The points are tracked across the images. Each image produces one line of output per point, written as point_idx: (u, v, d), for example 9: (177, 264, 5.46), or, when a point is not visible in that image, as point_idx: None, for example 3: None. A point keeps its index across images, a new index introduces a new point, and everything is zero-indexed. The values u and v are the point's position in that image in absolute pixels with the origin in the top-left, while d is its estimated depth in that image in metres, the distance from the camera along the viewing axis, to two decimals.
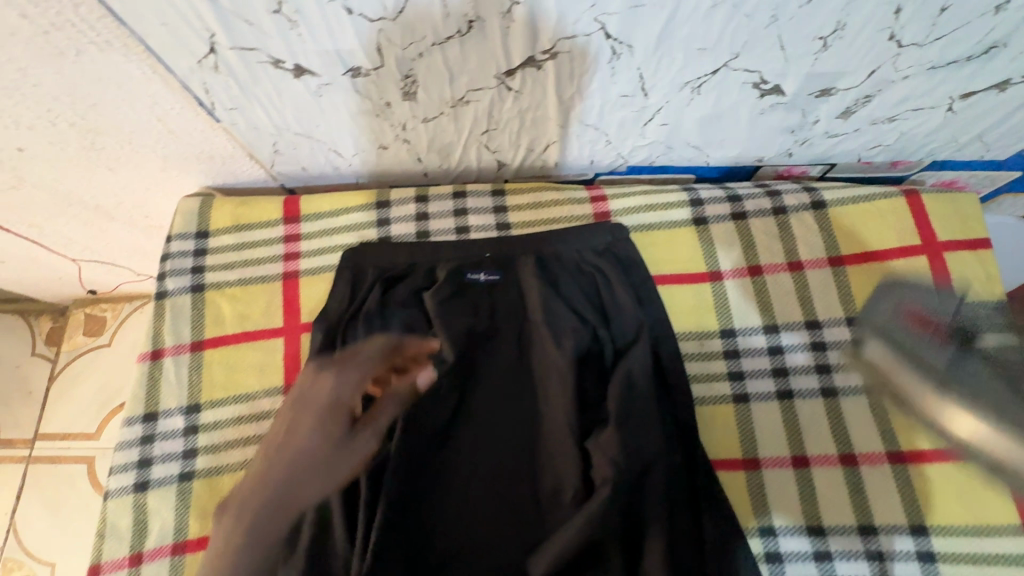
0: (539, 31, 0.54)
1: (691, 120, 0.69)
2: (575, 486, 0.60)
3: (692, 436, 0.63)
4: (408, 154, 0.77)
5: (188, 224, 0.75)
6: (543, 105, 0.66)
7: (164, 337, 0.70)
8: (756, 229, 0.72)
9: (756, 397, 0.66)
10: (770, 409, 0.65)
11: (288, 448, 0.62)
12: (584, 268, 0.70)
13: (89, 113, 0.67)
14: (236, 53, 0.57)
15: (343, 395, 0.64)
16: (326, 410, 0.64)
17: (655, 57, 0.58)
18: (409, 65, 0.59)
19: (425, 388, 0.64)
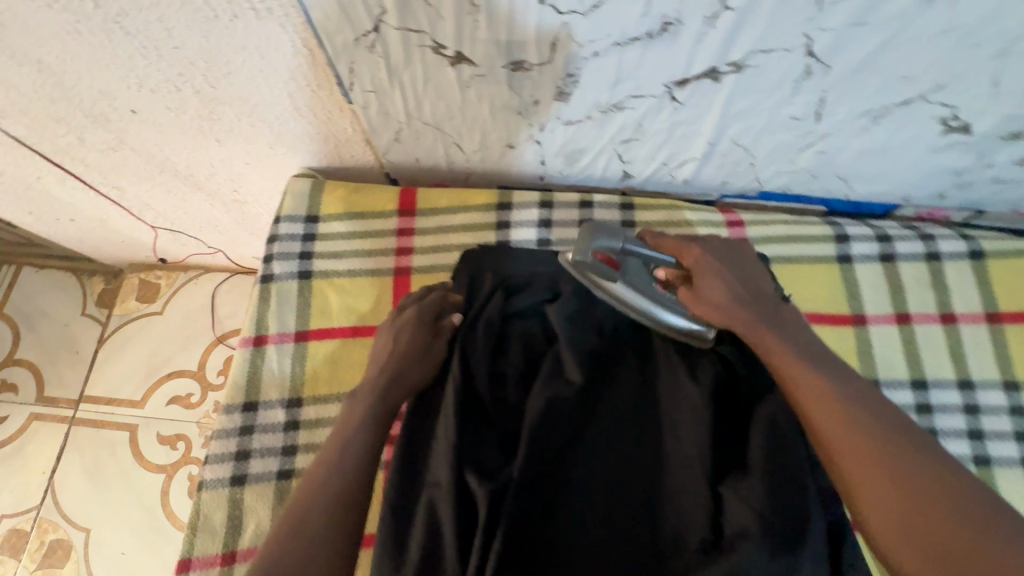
0: (737, 42, 0.49)
1: (853, 150, 0.64)
2: (703, 529, 0.54)
3: (832, 495, 0.58)
4: (533, 156, 0.73)
5: (297, 205, 0.71)
6: (700, 121, 0.62)
7: (268, 323, 0.67)
8: (904, 275, 0.67)
9: None
10: None
11: (350, 415, 0.58)
12: None
13: (219, 82, 0.64)
14: (400, 34, 0.53)
15: (401, 361, 0.62)
16: (389, 379, 0.61)
17: (850, 82, 0.53)
18: (578, 64, 0.54)
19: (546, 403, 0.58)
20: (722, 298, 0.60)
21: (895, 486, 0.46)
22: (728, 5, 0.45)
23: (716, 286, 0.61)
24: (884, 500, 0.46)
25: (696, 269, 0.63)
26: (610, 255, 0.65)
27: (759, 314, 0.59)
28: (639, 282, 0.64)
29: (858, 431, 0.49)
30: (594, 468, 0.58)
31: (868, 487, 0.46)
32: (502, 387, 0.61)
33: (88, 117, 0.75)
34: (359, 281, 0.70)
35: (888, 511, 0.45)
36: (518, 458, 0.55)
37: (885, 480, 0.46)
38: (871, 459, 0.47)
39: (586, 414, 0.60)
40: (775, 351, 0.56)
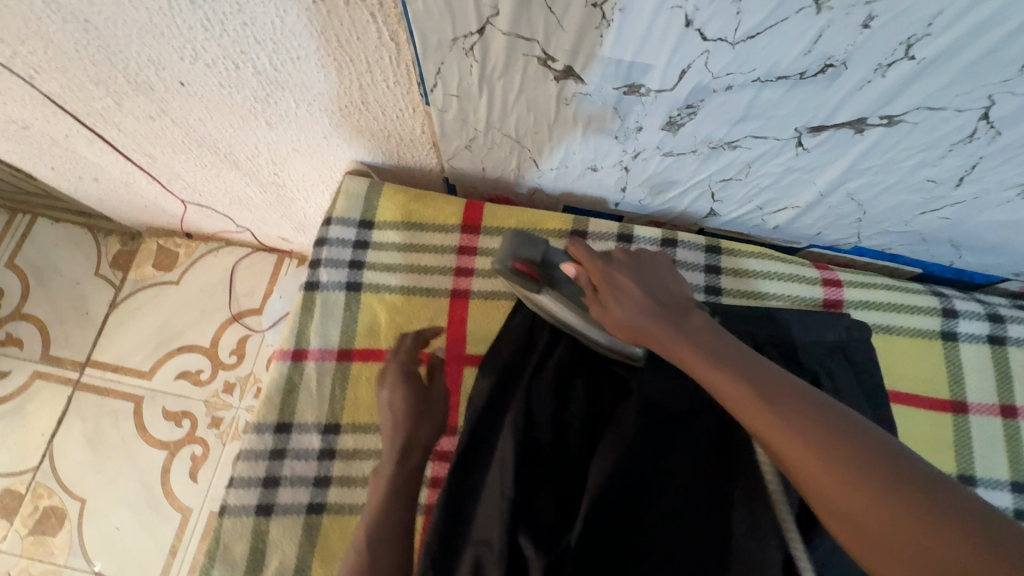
0: (902, 96, 0.42)
1: (981, 221, 0.57)
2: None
3: None
4: (615, 182, 0.66)
5: (351, 207, 0.65)
6: (820, 170, 0.55)
7: (310, 337, 0.61)
8: (1014, 361, 0.61)
9: None
10: None
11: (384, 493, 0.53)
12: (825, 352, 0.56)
13: (285, 66, 0.57)
14: (506, 40, 0.46)
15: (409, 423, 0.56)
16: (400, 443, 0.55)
17: (1015, 153, 0.46)
18: (703, 95, 0.48)
19: (609, 450, 0.53)
20: (623, 309, 0.50)
21: (843, 479, 0.35)
22: (913, 53, 0.38)
23: (633, 287, 0.51)
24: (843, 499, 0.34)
25: (602, 282, 0.52)
26: (530, 263, 0.58)
27: (661, 313, 0.49)
28: (567, 296, 0.57)
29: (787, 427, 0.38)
30: (659, 537, 0.51)
31: (819, 484, 0.35)
32: (563, 438, 0.56)
33: (131, 83, 0.69)
34: (412, 299, 0.64)
35: (848, 511, 0.34)
36: (578, 520, 0.49)
37: (828, 470, 0.35)
38: (808, 447, 0.36)
39: (651, 478, 0.54)
40: (666, 340, 0.47)
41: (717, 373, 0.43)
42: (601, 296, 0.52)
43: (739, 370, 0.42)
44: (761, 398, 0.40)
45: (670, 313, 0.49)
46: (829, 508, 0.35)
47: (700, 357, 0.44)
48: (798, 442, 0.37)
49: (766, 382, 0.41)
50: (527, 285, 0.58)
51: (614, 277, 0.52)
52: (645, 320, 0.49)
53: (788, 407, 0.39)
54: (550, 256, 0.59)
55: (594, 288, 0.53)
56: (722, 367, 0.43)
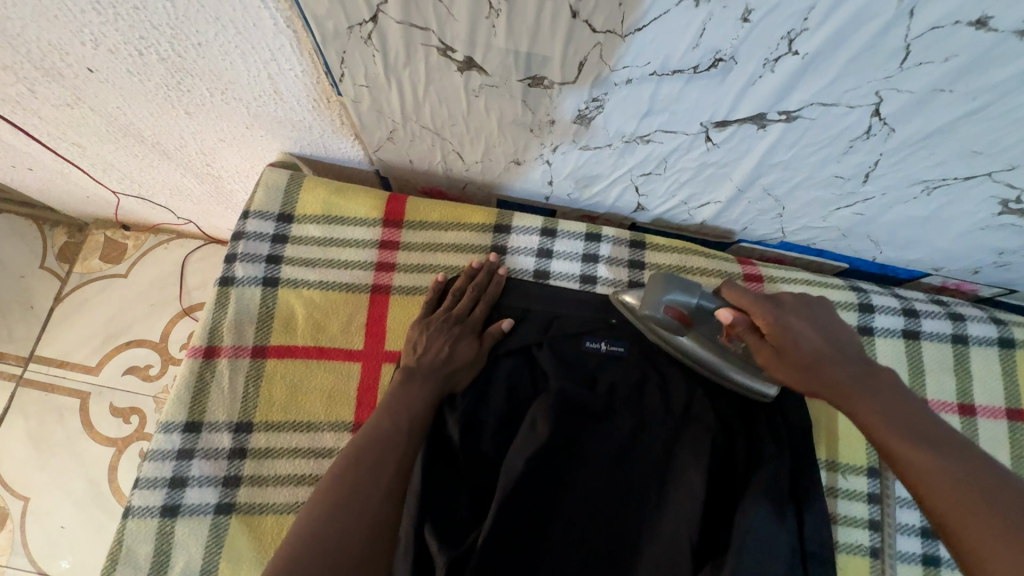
0: (794, 91, 0.42)
1: (893, 216, 0.58)
2: None
3: None
4: (541, 175, 0.65)
5: (269, 201, 0.63)
6: (733, 165, 0.54)
7: (222, 333, 0.59)
8: (926, 355, 0.62)
9: (900, 555, 0.62)
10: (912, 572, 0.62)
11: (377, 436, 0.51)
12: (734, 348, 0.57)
13: (188, 52, 0.55)
14: (401, 29, 0.45)
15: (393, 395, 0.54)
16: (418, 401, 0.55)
17: (911, 149, 0.46)
18: (606, 88, 0.47)
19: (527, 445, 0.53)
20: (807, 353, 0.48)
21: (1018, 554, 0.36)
22: (795, 49, 0.38)
23: (807, 332, 0.49)
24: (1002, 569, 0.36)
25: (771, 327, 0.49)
26: (683, 310, 0.57)
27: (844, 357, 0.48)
28: (710, 338, 0.57)
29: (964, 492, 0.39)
30: (571, 527, 0.52)
31: (985, 559, 0.37)
32: (476, 434, 0.55)
33: (38, 69, 0.66)
34: (331, 295, 0.62)
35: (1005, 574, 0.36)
36: (487, 519, 0.48)
37: (1001, 539, 0.37)
38: (988, 523, 0.38)
39: (564, 472, 0.54)
40: (849, 397, 0.47)
41: (888, 422, 0.44)
42: (772, 343, 0.49)
43: (927, 443, 0.42)
44: (945, 465, 0.41)
45: (841, 363, 0.48)
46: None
47: (892, 425, 0.44)
48: (985, 529, 0.38)
49: (949, 450, 0.42)
50: (672, 327, 0.57)
51: (789, 328, 0.49)
52: (822, 374, 0.48)
53: (972, 479, 0.40)
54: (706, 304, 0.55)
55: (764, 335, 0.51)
56: (913, 439, 0.43)
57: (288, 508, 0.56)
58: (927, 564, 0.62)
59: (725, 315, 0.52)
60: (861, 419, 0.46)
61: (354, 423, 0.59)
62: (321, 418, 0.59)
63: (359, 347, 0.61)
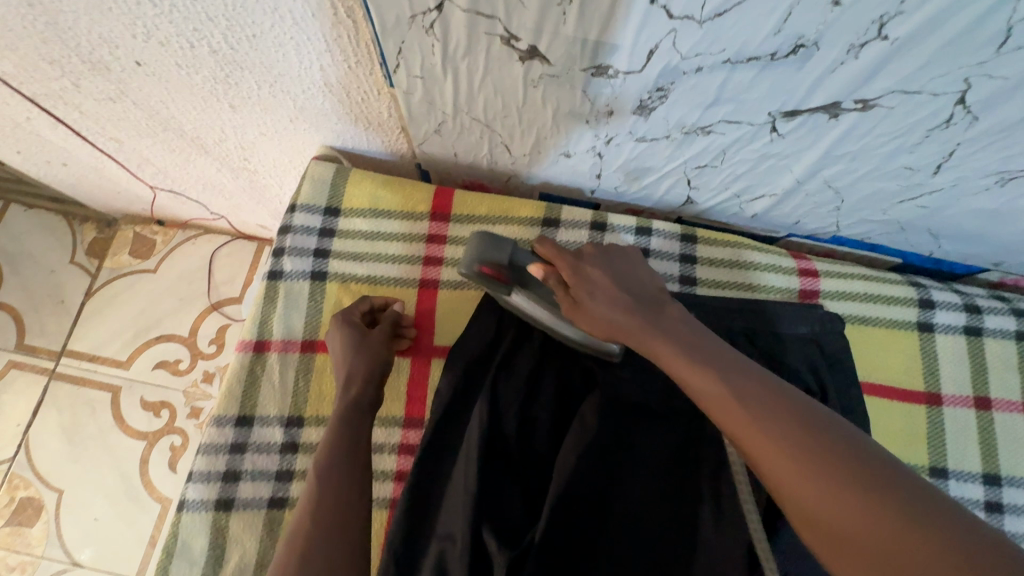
0: (876, 78, 0.41)
1: (960, 210, 0.56)
2: None
3: None
4: (589, 168, 0.64)
5: (317, 194, 0.63)
6: (795, 157, 0.53)
7: (272, 328, 0.59)
8: (989, 352, 0.60)
9: None
10: None
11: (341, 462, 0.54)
12: (792, 344, 0.56)
13: (241, 45, 0.55)
14: (466, 18, 0.44)
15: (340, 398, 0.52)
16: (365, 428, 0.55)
17: (993, 140, 0.45)
18: (673, 77, 0.46)
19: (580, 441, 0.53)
20: (606, 308, 0.49)
21: (797, 462, 0.36)
22: (886, 33, 0.37)
23: (604, 282, 0.50)
24: (786, 480, 0.36)
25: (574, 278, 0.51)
26: (499, 267, 0.55)
27: (636, 306, 0.48)
28: (538, 294, 0.55)
29: (762, 430, 0.38)
30: (622, 527, 0.51)
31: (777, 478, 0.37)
32: (529, 431, 0.55)
33: (86, 63, 0.66)
34: (379, 289, 0.62)
35: (818, 516, 0.35)
36: (543, 516, 0.48)
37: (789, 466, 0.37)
38: (776, 445, 0.37)
39: (616, 473, 0.53)
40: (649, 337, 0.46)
41: (684, 358, 0.44)
42: (573, 294, 0.51)
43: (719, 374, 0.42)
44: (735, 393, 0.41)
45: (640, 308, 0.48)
46: (784, 497, 0.37)
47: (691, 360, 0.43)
48: (778, 451, 0.37)
49: (741, 377, 0.41)
50: (493, 286, 0.56)
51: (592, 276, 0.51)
52: (618, 319, 0.48)
53: (760, 404, 0.39)
54: (517, 259, 0.55)
55: (566, 285, 0.51)
56: (709, 372, 0.42)
57: None
58: None
59: (539, 272, 0.53)
60: (659, 355, 0.45)
61: (406, 419, 0.59)
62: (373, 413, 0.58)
63: (408, 342, 0.61)
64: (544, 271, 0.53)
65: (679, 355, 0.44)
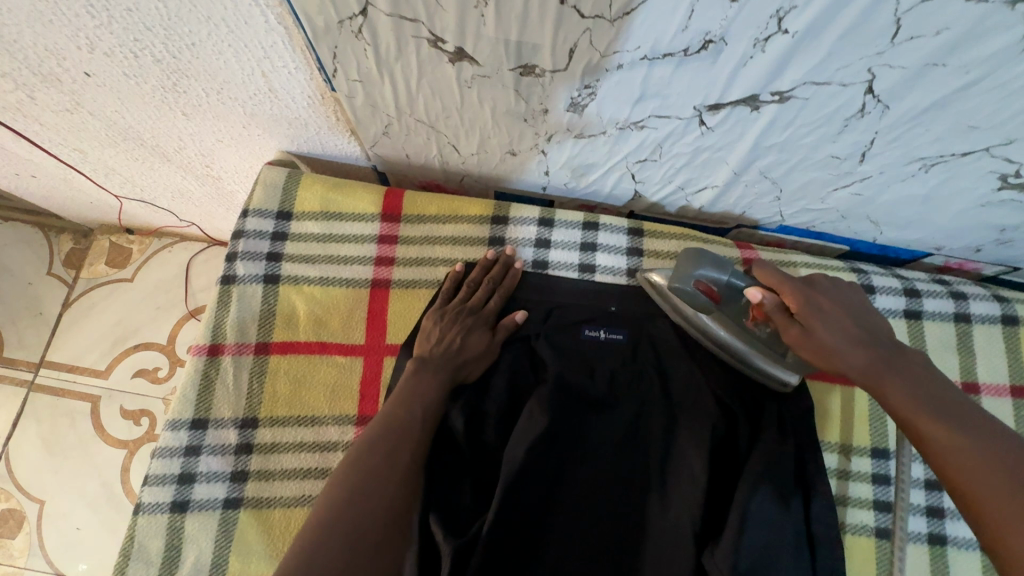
0: (785, 71, 0.42)
1: (892, 196, 0.57)
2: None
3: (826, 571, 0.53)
4: (537, 165, 0.65)
5: (268, 199, 0.64)
6: (729, 149, 0.54)
7: (226, 331, 0.60)
8: (929, 335, 0.61)
9: (906, 535, 0.61)
10: (917, 549, 0.62)
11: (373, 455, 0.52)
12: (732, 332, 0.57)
13: (182, 53, 0.56)
14: (391, 21, 0.45)
15: (392, 415, 0.52)
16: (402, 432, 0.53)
17: (907, 126, 0.46)
18: (598, 75, 0.47)
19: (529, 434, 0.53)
20: (836, 337, 0.47)
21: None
22: (785, 27, 0.38)
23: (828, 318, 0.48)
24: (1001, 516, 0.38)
25: (803, 306, 0.49)
26: (713, 288, 0.55)
27: (870, 342, 0.47)
28: (733, 318, 0.56)
29: (988, 465, 0.40)
30: (571, 516, 0.53)
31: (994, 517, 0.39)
32: (478, 426, 0.56)
33: (37, 75, 0.66)
34: (331, 291, 0.62)
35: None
36: (490, 512, 0.48)
37: None
38: (987, 478, 0.40)
39: (565, 465, 0.54)
40: (887, 378, 0.45)
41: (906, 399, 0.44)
42: (800, 321, 0.49)
43: (982, 436, 0.41)
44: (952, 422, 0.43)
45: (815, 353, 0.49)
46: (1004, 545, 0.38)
47: (922, 410, 0.43)
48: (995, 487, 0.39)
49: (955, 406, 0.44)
50: (700, 303, 0.56)
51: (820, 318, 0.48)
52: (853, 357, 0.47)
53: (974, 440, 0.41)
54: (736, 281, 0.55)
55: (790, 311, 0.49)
56: (951, 427, 0.42)
57: (295, 502, 0.57)
58: (932, 544, 0.62)
59: (754, 294, 0.51)
60: (888, 398, 0.45)
61: (358, 417, 0.59)
62: (326, 412, 0.59)
63: (360, 341, 0.61)
64: (762, 294, 0.51)
65: (914, 403, 0.44)
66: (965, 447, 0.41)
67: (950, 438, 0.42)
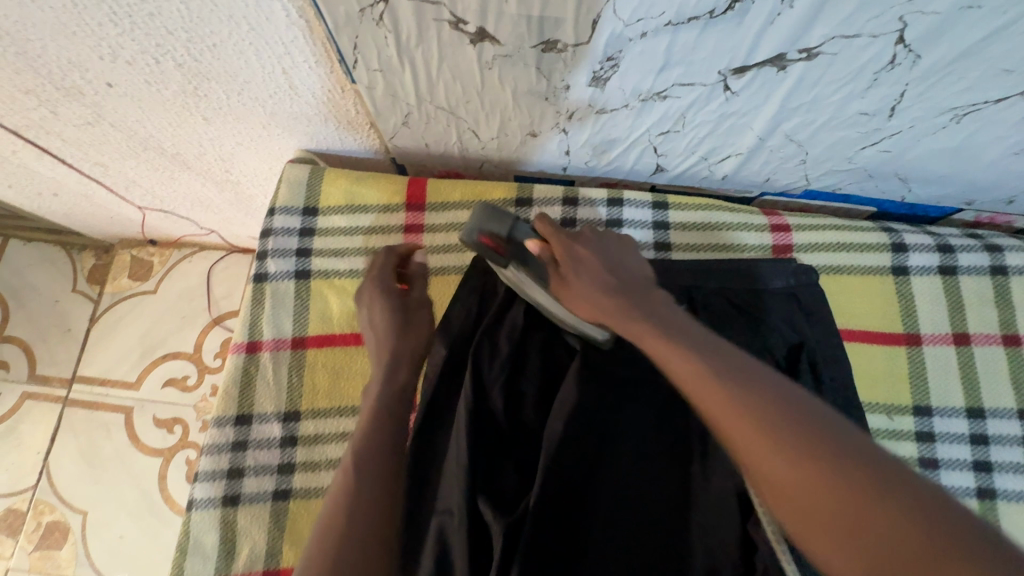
0: (815, 25, 0.42)
1: (922, 150, 0.57)
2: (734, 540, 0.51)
3: None
4: (557, 145, 0.65)
5: (294, 195, 0.65)
6: (753, 114, 0.54)
7: (262, 328, 0.61)
8: (965, 290, 0.60)
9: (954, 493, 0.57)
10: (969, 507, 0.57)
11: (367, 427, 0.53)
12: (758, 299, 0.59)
13: (205, 55, 0.56)
14: (412, 6, 0.45)
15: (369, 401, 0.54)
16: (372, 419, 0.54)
17: (939, 75, 0.45)
18: (620, 46, 0.47)
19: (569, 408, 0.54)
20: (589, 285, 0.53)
21: (776, 451, 0.38)
22: None
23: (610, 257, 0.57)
24: (758, 464, 0.39)
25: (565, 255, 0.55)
26: (498, 241, 0.54)
27: (616, 285, 0.53)
28: (536, 274, 0.56)
29: (739, 416, 0.40)
30: (615, 491, 0.53)
31: (756, 465, 0.39)
32: (517, 406, 0.56)
33: (61, 90, 0.67)
34: (362, 282, 0.63)
35: (803, 508, 0.37)
36: (532, 487, 0.50)
37: (782, 459, 0.38)
38: (746, 422, 0.40)
39: (608, 443, 0.54)
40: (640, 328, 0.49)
41: (724, 406, 0.41)
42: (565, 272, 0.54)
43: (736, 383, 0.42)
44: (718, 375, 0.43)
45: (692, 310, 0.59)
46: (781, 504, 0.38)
47: (687, 363, 0.44)
48: (755, 437, 0.39)
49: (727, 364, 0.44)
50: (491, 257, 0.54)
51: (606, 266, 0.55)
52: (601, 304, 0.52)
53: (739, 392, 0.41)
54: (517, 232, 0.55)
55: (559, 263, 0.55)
56: (709, 373, 0.43)
57: None
58: (983, 498, 0.57)
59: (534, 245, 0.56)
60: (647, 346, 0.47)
61: None
62: None
63: None
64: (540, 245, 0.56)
65: (680, 356, 0.45)
66: (708, 389, 0.42)
67: (701, 380, 0.43)
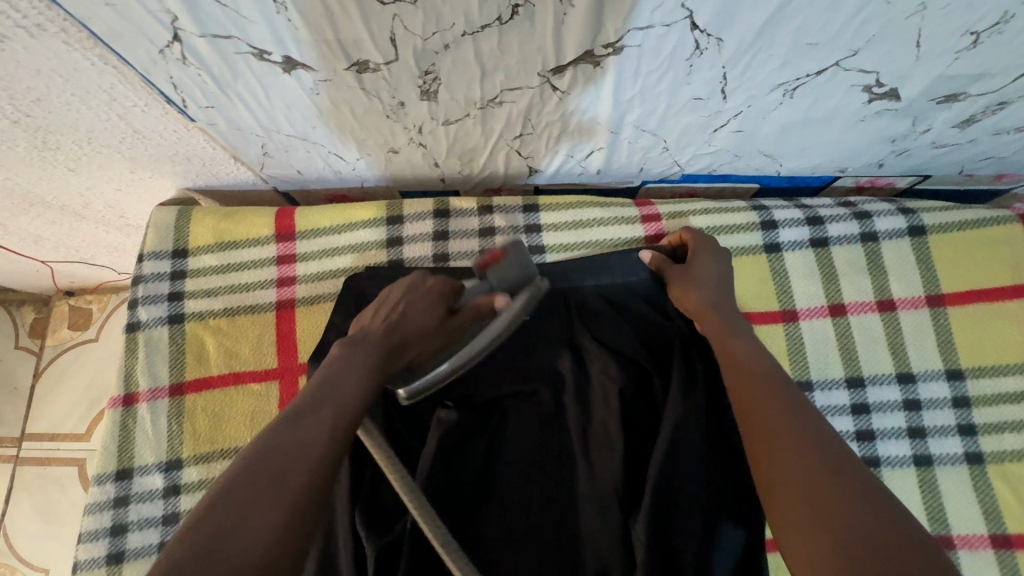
0: (605, 21, 0.41)
1: (773, 127, 0.56)
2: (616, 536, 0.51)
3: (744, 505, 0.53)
4: (423, 159, 0.64)
5: (161, 240, 0.63)
6: (593, 109, 0.54)
7: (138, 378, 0.60)
8: (838, 260, 0.60)
9: None
10: None
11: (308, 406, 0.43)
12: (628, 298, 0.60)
13: (35, 111, 0.55)
14: (207, 42, 0.44)
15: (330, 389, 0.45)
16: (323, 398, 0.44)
17: (750, 56, 0.45)
18: (431, 59, 0.46)
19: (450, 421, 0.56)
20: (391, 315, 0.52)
21: (797, 413, 0.42)
22: None
23: (710, 276, 0.55)
24: (769, 412, 0.43)
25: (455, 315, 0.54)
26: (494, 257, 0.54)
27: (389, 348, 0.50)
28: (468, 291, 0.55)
29: (772, 386, 0.45)
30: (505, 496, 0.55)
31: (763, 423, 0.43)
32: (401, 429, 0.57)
33: None
34: (238, 320, 0.62)
35: (796, 456, 0.40)
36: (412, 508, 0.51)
37: (785, 419, 0.42)
38: (773, 387, 0.45)
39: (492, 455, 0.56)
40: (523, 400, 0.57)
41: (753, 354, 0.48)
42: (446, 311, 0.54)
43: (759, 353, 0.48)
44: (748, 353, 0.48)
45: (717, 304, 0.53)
46: (776, 448, 0.41)
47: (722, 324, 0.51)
48: (768, 401, 0.44)
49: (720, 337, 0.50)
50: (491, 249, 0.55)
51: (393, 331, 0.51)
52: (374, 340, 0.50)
53: (765, 371, 0.46)
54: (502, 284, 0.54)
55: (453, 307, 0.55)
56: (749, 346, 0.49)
57: None
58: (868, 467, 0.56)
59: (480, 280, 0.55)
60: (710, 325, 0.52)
61: None
62: (247, 441, 0.59)
63: (273, 366, 0.61)
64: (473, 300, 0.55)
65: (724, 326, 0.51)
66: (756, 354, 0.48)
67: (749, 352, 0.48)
